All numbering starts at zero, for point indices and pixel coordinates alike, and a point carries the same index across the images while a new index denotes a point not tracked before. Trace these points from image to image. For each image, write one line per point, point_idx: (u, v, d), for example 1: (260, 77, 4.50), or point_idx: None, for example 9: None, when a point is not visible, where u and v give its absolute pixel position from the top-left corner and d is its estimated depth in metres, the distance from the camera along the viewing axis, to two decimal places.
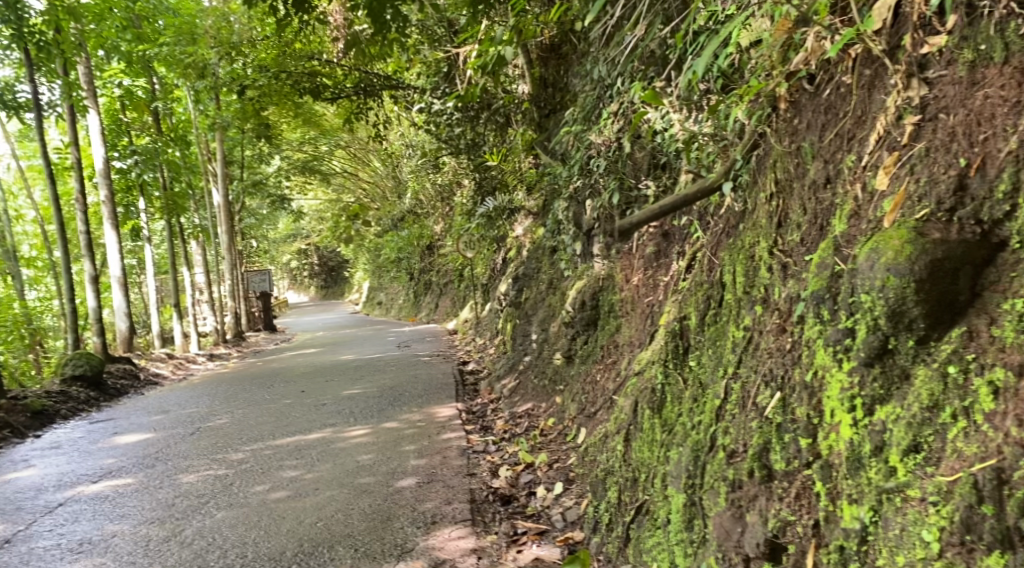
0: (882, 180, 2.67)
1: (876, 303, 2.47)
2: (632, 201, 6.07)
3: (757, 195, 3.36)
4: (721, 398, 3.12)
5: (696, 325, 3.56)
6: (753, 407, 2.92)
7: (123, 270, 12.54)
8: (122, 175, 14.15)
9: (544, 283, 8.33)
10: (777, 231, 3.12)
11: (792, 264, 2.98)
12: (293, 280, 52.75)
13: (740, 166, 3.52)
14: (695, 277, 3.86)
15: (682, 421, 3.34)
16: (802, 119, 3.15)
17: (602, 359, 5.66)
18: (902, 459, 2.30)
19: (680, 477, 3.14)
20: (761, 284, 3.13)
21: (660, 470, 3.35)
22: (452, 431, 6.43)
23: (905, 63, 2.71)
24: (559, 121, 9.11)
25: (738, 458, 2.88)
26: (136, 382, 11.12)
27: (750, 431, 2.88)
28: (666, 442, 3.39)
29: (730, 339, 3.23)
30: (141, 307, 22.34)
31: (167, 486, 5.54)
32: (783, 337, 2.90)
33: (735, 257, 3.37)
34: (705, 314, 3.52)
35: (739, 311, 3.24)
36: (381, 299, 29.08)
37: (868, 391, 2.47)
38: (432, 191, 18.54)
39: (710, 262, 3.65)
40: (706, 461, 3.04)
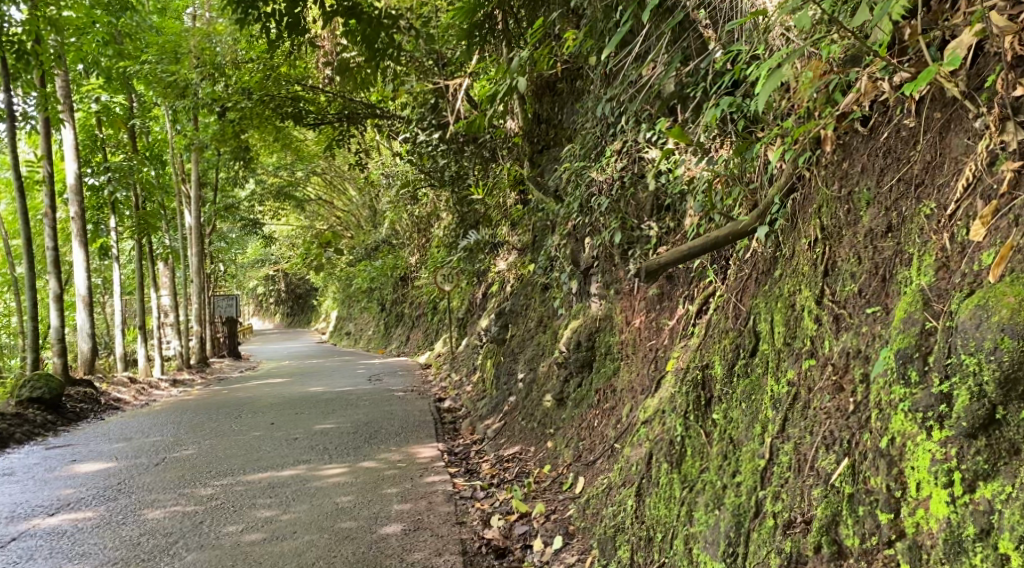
0: (978, 230, 2.45)
1: (983, 367, 2.28)
2: (633, 241, 5.86)
3: (797, 241, 3.22)
4: (766, 458, 2.92)
5: (723, 376, 3.39)
6: (812, 472, 2.71)
7: (89, 289, 12.10)
8: (93, 192, 13.69)
9: (533, 321, 8.10)
10: (823, 281, 2.99)
11: (846, 317, 2.84)
12: (258, 307, 51.85)
13: (777, 210, 3.38)
14: (717, 323, 3.70)
15: (710, 478, 3.18)
16: (853, 163, 3.04)
17: (599, 403, 5.44)
18: (1016, 548, 2.10)
19: (717, 543, 2.94)
20: (806, 335, 2.99)
21: (685, 530, 3.17)
22: (436, 473, 6.14)
23: (997, 106, 2.51)
24: (551, 157, 8.99)
25: (797, 529, 2.67)
26: (96, 407, 10.64)
27: (813, 500, 2.66)
28: (693, 504, 3.20)
29: (769, 394, 3.07)
30: (103, 326, 21.64)
31: (132, 522, 5.17)
32: (841, 396, 2.73)
33: (772, 306, 3.24)
34: (733, 364, 3.37)
35: (778, 363, 3.09)
36: (349, 329, 28.59)
37: (968, 465, 2.26)
38: (409, 221, 18.31)
39: (736, 309, 3.52)
40: (751, 528, 2.84)
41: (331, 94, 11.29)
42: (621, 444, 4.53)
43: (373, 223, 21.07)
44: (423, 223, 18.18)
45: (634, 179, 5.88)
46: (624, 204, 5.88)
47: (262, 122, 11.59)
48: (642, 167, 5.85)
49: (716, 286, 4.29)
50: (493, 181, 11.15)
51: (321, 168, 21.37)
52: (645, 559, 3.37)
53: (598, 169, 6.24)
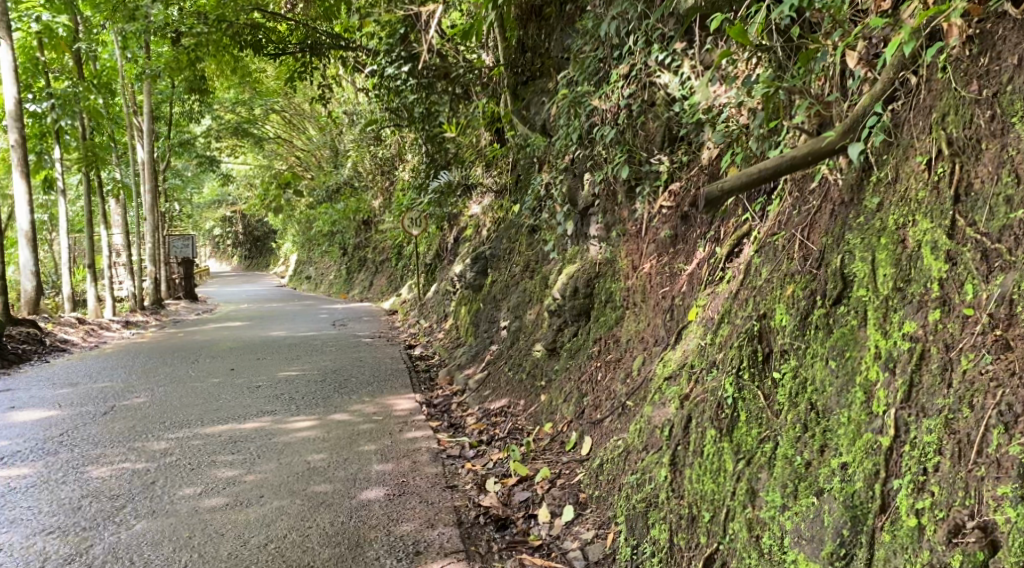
0: None
1: None
2: (642, 175, 5.21)
3: (913, 159, 2.76)
4: (890, 435, 2.44)
5: (793, 328, 2.94)
6: (984, 460, 2.22)
7: (32, 225, 11.15)
8: (35, 119, 12.40)
9: (518, 266, 7.49)
10: (954, 209, 2.56)
11: (1002, 253, 2.39)
12: (215, 248, 50.36)
13: (873, 122, 2.92)
14: (774, 265, 3.21)
15: (793, 454, 2.71)
16: (1000, 56, 2.59)
17: (600, 354, 4.89)
18: None
19: (820, 541, 2.50)
20: (933, 279, 2.53)
21: (770, 518, 2.68)
22: (416, 429, 5.56)
23: None
24: (540, 90, 8.28)
25: (970, 537, 2.18)
26: (40, 348, 9.82)
27: (992, 498, 2.18)
28: (757, 482, 2.78)
29: (871, 349, 2.61)
30: (50, 266, 20.39)
31: (72, 482, 4.51)
32: (1009, 358, 2.27)
33: (873, 241, 2.78)
34: (808, 313, 2.90)
35: (885, 311, 2.62)
36: (309, 273, 27.71)
37: None
38: (374, 162, 17.46)
39: (805, 248, 3.07)
40: (877, 528, 2.38)
41: (294, 21, 10.41)
42: (638, 403, 3.99)
43: (335, 164, 20.12)
44: (388, 164, 17.35)
45: (644, 106, 5.22)
46: (632, 134, 5.25)
47: (220, 50, 10.65)
48: (654, 93, 5.20)
49: (755, 224, 3.84)
50: (468, 117, 10.39)
51: (280, 105, 20.32)
52: (693, 543, 2.94)
53: (601, 95, 5.57)
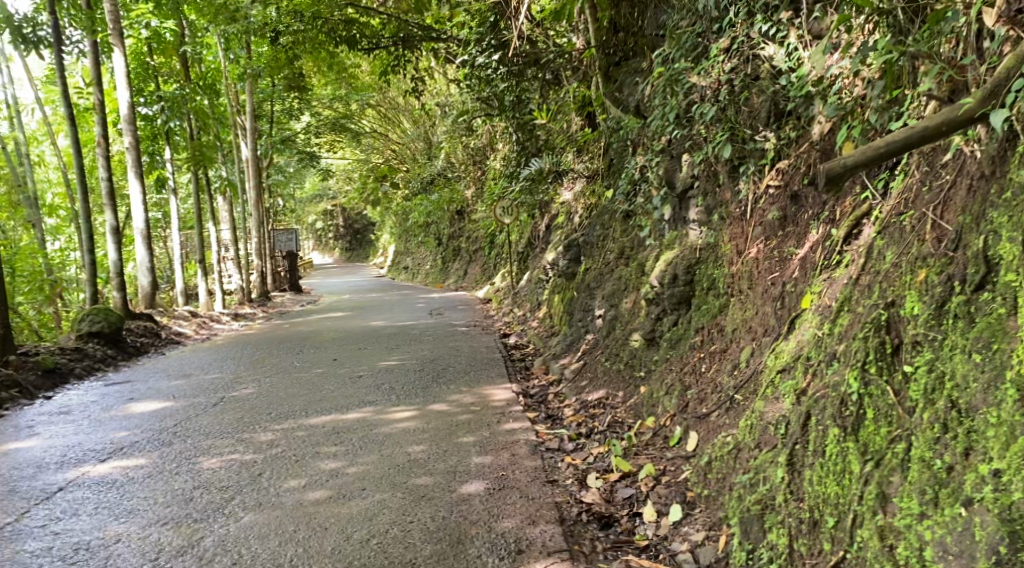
0: None
1: None
2: (745, 154, 4.98)
3: None
4: None
5: (926, 318, 2.80)
6: None
7: (146, 223, 11.65)
8: (147, 122, 12.95)
9: (613, 253, 7.31)
10: None
11: None
12: (317, 241, 51.96)
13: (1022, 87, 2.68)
14: (902, 248, 3.09)
15: (933, 459, 2.57)
16: None
17: (703, 344, 4.69)
18: None
19: (971, 554, 2.37)
20: None
21: (907, 526, 2.56)
22: (514, 420, 5.49)
23: None
24: (635, 70, 8.04)
25: None
26: (156, 341, 10.29)
27: None
28: (890, 486, 2.66)
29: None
30: (165, 262, 21.43)
31: (185, 473, 4.65)
32: None
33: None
34: (944, 301, 2.77)
35: None
36: (405, 264, 28.16)
37: None
38: (466, 151, 17.52)
39: (939, 229, 2.96)
40: None
41: (386, 15, 10.48)
42: (748, 397, 3.81)
43: (428, 155, 20.32)
44: (479, 154, 17.37)
45: (747, 81, 4.96)
46: (733, 111, 4.96)
47: (316, 47, 10.84)
48: (758, 66, 4.95)
49: (874, 203, 3.64)
50: (558, 102, 10.31)
51: (375, 99, 20.65)
52: (816, 549, 2.82)
53: (700, 72, 5.29)
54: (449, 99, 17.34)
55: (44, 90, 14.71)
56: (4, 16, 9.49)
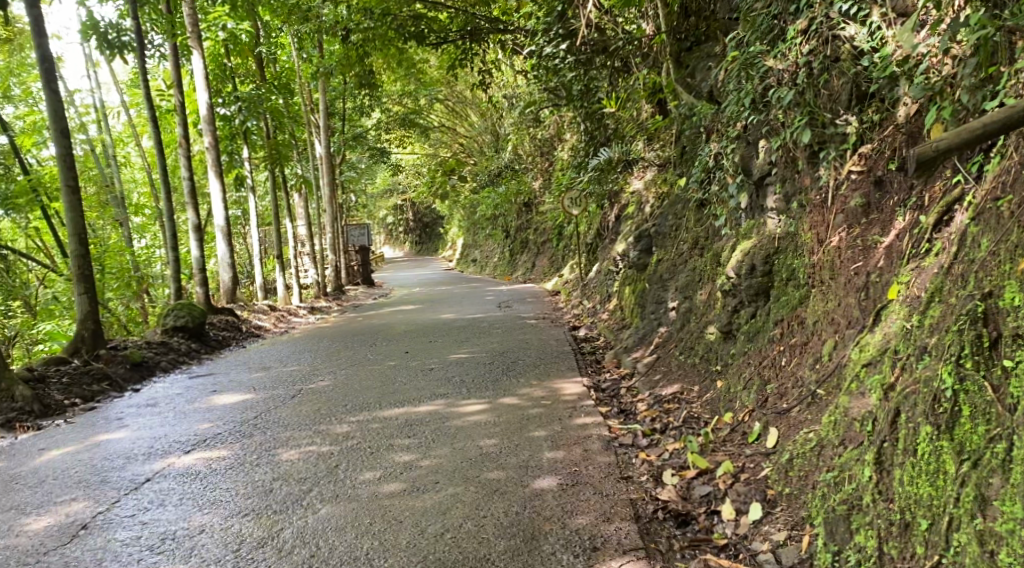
0: None
1: None
2: (825, 139, 4.82)
3: None
4: None
5: None
6: None
7: (227, 220, 12.00)
8: (225, 122, 13.32)
9: (686, 244, 7.16)
10: None
11: None
12: (388, 235, 52.76)
13: None
14: (1002, 235, 2.92)
15: None
16: None
17: (782, 337, 4.54)
18: None
19: None
20: None
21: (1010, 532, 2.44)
22: (587, 414, 5.44)
23: None
24: (706, 56, 7.86)
25: None
26: (237, 335, 10.60)
27: None
28: (989, 489, 2.55)
29: None
30: (244, 257, 22.07)
31: (265, 465, 4.76)
32: None
33: None
34: None
35: None
36: (474, 257, 28.33)
37: None
38: (534, 143, 17.47)
39: None
40: None
41: (454, 8, 10.50)
42: (831, 393, 3.68)
43: (496, 148, 20.36)
44: (547, 145, 17.29)
45: (826, 63, 4.77)
46: (812, 94, 4.78)
47: (386, 44, 10.94)
48: (838, 48, 4.76)
49: (968, 188, 3.45)
50: (628, 90, 10.13)
51: (443, 93, 20.77)
52: (908, 553, 2.71)
53: (776, 55, 5.09)
54: (516, 91, 17.32)
55: (129, 94, 15.30)
56: (91, 23, 9.89)
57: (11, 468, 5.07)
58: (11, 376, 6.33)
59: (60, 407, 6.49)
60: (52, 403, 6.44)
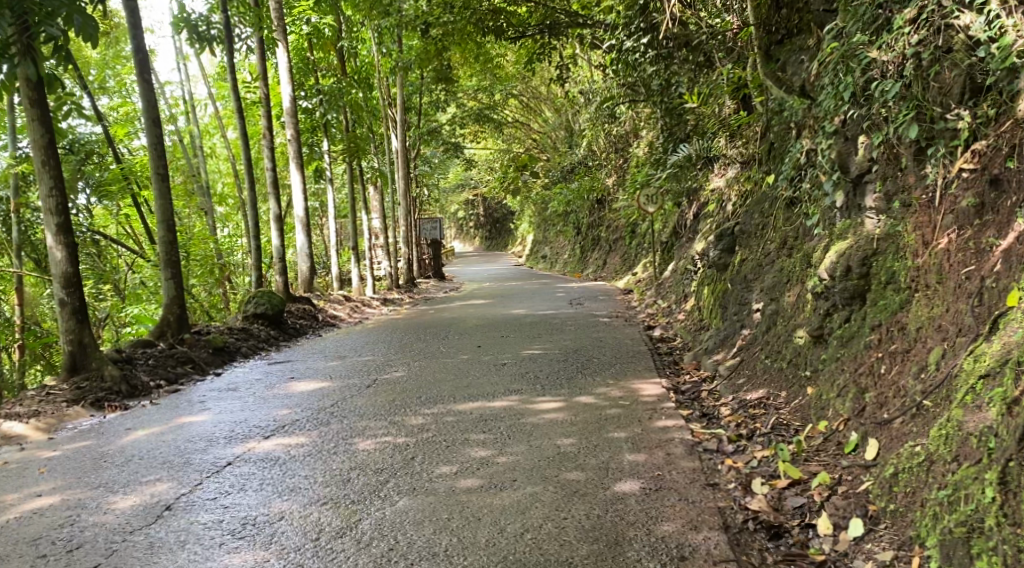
0: None
1: None
2: (934, 135, 4.54)
3: None
4: None
5: None
6: None
7: (305, 211, 12.18)
8: (307, 115, 13.57)
9: (772, 244, 6.90)
10: None
11: None
12: (459, 230, 53.21)
13: None
14: None
15: None
16: None
17: (881, 344, 4.29)
18: None
19: None
20: None
21: None
22: (667, 417, 5.27)
23: None
24: (798, 50, 7.54)
25: None
26: (314, 324, 10.76)
27: None
28: None
29: None
30: (320, 248, 22.52)
31: (342, 453, 4.76)
32: None
33: None
34: None
35: None
36: (545, 253, 28.22)
37: None
38: (609, 139, 17.25)
39: None
40: None
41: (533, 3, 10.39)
42: (939, 404, 3.44)
43: (570, 144, 20.18)
44: (623, 141, 17.03)
45: (938, 53, 4.47)
46: (921, 87, 4.52)
47: (465, 38, 10.94)
48: (951, 37, 4.45)
49: None
50: (710, 86, 9.78)
51: (519, 89, 20.71)
52: None
53: (880, 45, 4.83)
54: (592, 86, 17.12)
55: (216, 87, 15.72)
56: (182, 16, 10.16)
57: (100, 446, 5.21)
58: (101, 356, 6.52)
59: (146, 388, 6.67)
60: (138, 385, 6.61)
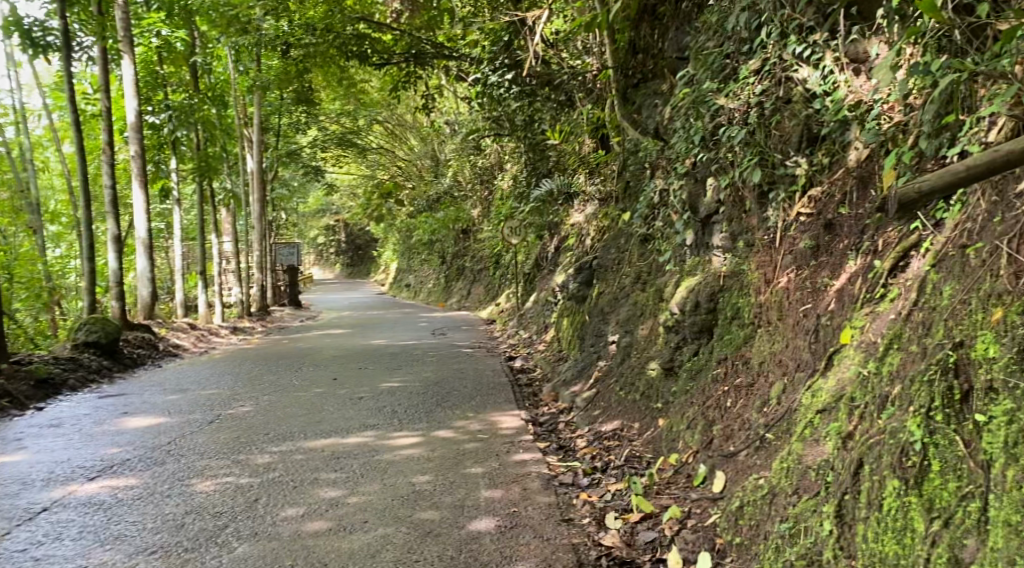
0: None
1: None
2: (775, 180, 4.77)
3: None
4: None
5: (1008, 361, 2.60)
6: None
7: (148, 233, 11.41)
8: (154, 131, 12.82)
9: (627, 278, 7.07)
10: None
11: None
12: (319, 256, 51.92)
13: None
14: (970, 285, 2.93)
15: (1005, 524, 2.38)
16: None
17: (727, 378, 4.44)
18: None
19: None
20: None
21: None
22: (525, 451, 5.23)
23: None
24: (653, 94, 7.83)
25: None
26: (154, 353, 10.04)
27: None
28: (963, 550, 2.44)
29: None
30: (166, 271, 21.25)
31: (177, 496, 4.39)
32: None
33: None
34: None
35: None
36: (408, 281, 27.96)
37: None
38: (474, 170, 17.35)
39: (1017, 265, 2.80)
40: None
41: (398, 32, 10.30)
42: (780, 437, 3.58)
43: (435, 173, 20.12)
44: (488, 172, 17.17)
45: (778, 103, 4.74)
46: (763, 135, 4.77)
47: (327, 61, 10.70)
48: (790, 89, 4.74)
49: (925, 234, 3.48)
50: (571, 124, 10.02)
51: (384, 116, 20.51)
52: None
53: (727, 94, 5.08)
54: (458, 117, 17.19)
55: (52, 97, 14.56)
56: (13, 18, 9.33)
57: None
58: None
59: None
60: None
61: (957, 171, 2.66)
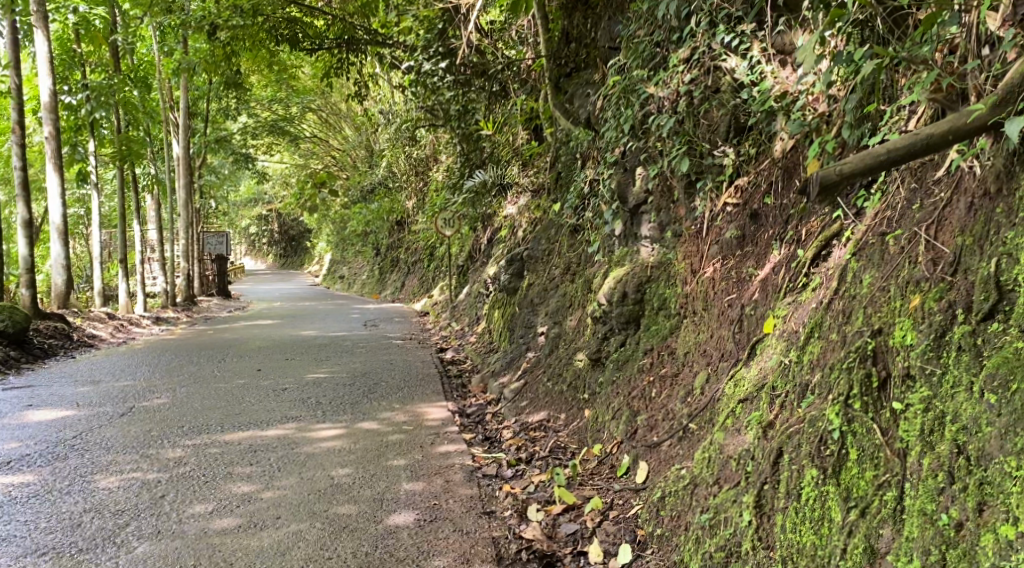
0: None
1: None
2: (703, 169, 4.77)
3: None
4: None
5: (924, 349, 2.59)
6: None
7: (64, 219, 10.86)
8: (70, 112, 12.20)
9: (558, 268, 7.01)
10: None
11: None
12: (251, 247, 50.68)
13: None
14: (889, 273, 2.92)
15: (919, 511, 2.37)
16: None
17: (652, 368, 4.40)
18: None
19: None
20: None
21: None
22: (450, 442, 5.10)
23: None
24: (586, 84, 7.78)
25: None
26: (67, 343, 9.55)
27: None
28: (879, 540, 2.44)
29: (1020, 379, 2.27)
30: (85, 259, 20.34)
31: (76, 493, 4.13)
32: None
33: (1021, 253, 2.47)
34: (945, 331, 2.57)
35: None
36: (342, 273, 27.46)
37: None
38: (410, 161, 17.07)
39: (933, 252, 2.80)
40: None
41: (331, 16, 9.98)
42: (703, 427, 3.55)
43: (370, 163, 19.78)
44: (423, 163, 16.91)
45: (707, 92, 4.73)
46: (691, 123, 4.76)
47: (257, 44, 10.30)
48: (718, 78, 4.72)
49: (847, 223, 3.49)
50: (505, 114, 9.91)
51: (317, 104, 20.04)
52: None
53: (657, 82, 5.09)
54: (393, 106, 16.89)
55: None
56: None
57: None
58: None
59: None
60: None
61: (879, 150, 2.61)
